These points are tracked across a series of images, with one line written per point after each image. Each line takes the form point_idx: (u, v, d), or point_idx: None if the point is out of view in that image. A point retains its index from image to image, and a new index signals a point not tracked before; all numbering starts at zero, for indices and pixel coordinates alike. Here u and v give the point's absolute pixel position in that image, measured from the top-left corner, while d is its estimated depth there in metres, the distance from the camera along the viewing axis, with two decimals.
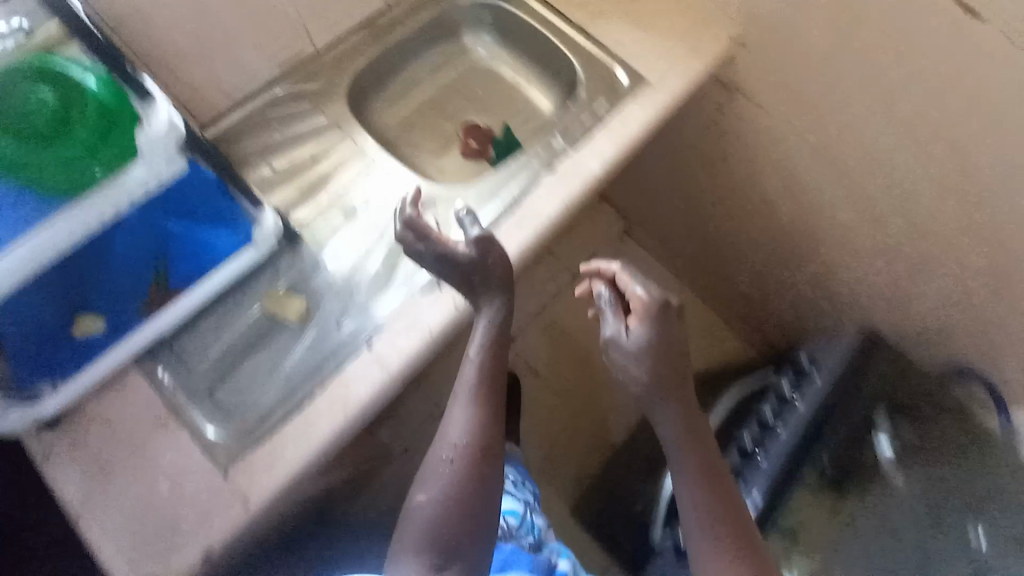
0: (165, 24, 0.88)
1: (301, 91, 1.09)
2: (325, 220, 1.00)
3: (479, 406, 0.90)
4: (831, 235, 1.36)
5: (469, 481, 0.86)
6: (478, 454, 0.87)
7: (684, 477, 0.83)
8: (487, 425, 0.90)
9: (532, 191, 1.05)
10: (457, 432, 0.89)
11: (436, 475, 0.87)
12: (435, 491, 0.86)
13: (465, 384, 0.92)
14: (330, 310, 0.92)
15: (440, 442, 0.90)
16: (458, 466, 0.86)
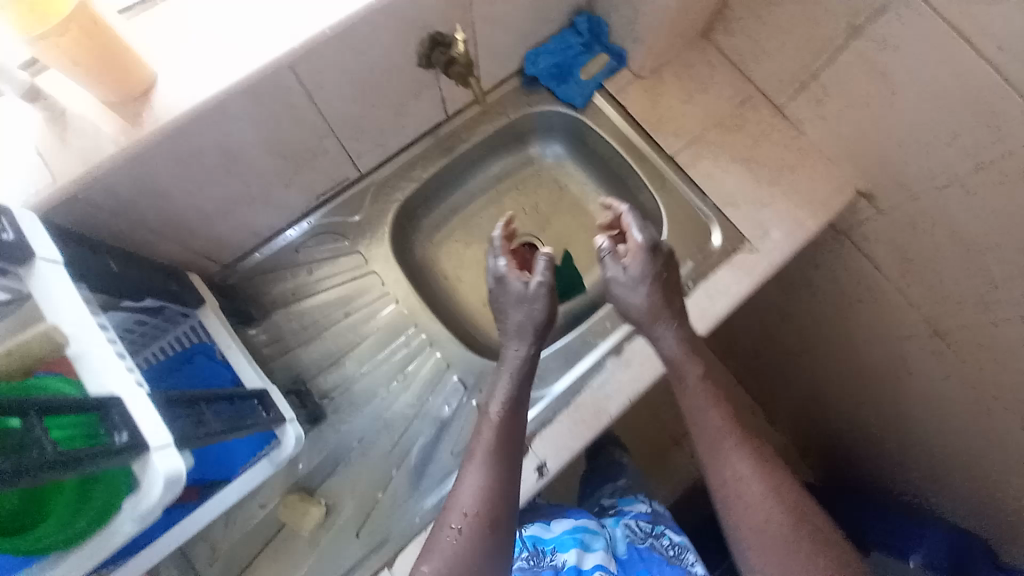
0: (185, 192, 0.70)
1: (340, 227, 0.94)
2: (353, 395, 0.89)
3: (497, 467, 0.72)
4: (930, 428, 1.13)
5: (479, 556, 0.66)
6: (488, 526, 0.68)
7: (727, 462, 0.70)
8: (506, 489, 0.71)
9: (596, 382, 0.88)
10: (468, 498, 0.70)
11: (443, 547, 0.67)
12: (439, 562, 0.66)
13: (480, 436, 0.75)
14: (351, 518, 0.81)
15: (447, 511, 0.70)
16: (468, 536, 0.67)
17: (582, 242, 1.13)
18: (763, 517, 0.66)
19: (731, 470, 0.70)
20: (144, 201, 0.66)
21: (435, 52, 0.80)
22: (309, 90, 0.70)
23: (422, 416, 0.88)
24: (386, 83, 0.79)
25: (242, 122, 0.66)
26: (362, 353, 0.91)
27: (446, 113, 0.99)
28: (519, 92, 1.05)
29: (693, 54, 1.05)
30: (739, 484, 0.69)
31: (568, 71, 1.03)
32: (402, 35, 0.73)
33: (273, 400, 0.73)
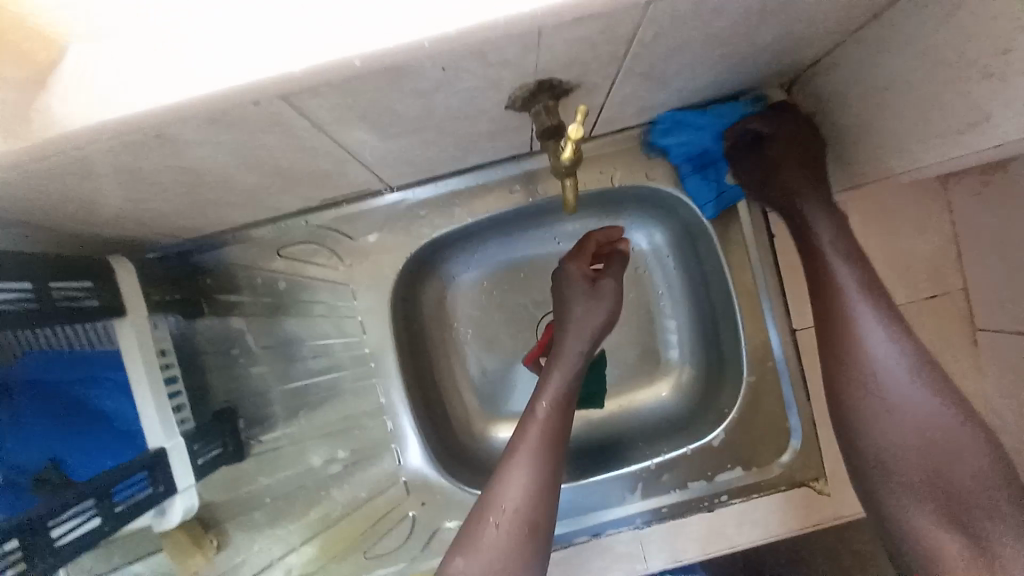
0: (115, 196, 0.49)
1: (345, 244, 0.74)
2: (289, 444, 0.74)
3: (547, 463, 0.59)
4: None
5: (524, 564, 0.54)
6: (528, 532, 0.56)
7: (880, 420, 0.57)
8: (553, 489, 0.59)
9: (559, 553, 0.75)
10: (513, 492, 0.57)
11: (485, 546, 0.54)
12: (482, 564, 0.54)
13: (529, 424, 0.62)
14: (239, 570, 0.74)
15: (486, 500, 0.58)
16: (509, 538, 0.55)
17: (629, 354, 0.86)
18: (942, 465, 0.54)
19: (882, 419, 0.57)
20: (47, 200, 0.45)
21: (540, 99, 0.50)
22: (325, 122, 0.44)
23: (351, 501, 0.75)
24: (452, 123, 0.51)
25: (203, 146, 0.42)
26: (311, 404, 0.76)
27: (530, 150, 0.69)
28: (641, 152, 0.73)
29: (916, 200, 0.71)
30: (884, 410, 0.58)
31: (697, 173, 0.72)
32: (495, 80, 0.44)
33: (172, 462, 0.60)
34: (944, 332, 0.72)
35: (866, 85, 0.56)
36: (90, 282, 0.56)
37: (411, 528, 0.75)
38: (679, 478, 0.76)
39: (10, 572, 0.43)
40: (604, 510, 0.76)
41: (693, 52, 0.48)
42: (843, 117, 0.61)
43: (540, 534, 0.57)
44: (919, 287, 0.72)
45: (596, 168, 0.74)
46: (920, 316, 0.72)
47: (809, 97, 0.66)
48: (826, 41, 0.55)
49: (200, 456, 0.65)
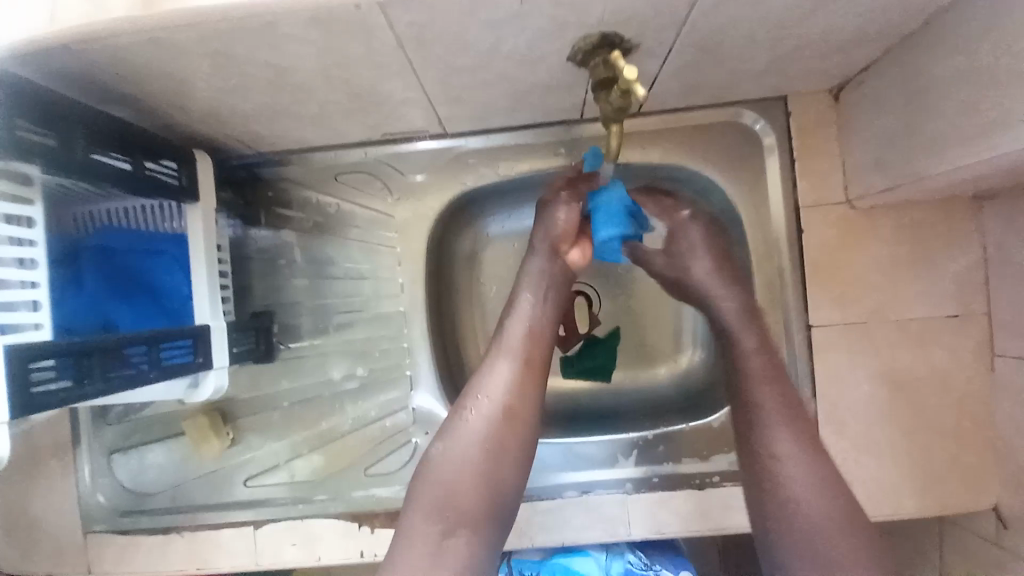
0: (208, 86, 0.54)
1: (393, 180, 0.79)
2: (314, 356, 0.82)
3: (525, 363, 0.63)
4: None
5: (501, 445, 0.60)
6: (507, 416, 0.60)
7: (771, 465, 0.63)
8: (534, 382, 0.63)
9: (544, 504, 0.77)
10: (492, 384, 0.61)
11: (463, 436, 0.59)
12: (461, 447, 0.59)
13: (510, 329, 0.65)
14: (249, 465, 0.80)
15: (466, 395, 0.62)
16: (487, 422, 0.60)
17: (644, 330, 0.89)
18: (811, 532, 0.59)
19: (778, 477, 0.62)
20: (153, 76, 0.51)
21: (600, 54, 0.54)
22: (402, 40, 0.49)
23: (360, 419, 0.81)
24: (512, 67, 0.56)
25: (295, 43, 0.47)
26: (339, 322, 0.82)
27: (579, 116, 0.73)
28: (684, 135, 0.76)
29: (944, 218, 0.69)
30: (770, 466, 0.63)
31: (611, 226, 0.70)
32: (560, 23, 0.48)
33: (212, 340, 0.66)
34: (954, 356, 0.70)
35: (908, 89, 0.58)
36: (175, 164, 0.63)
37: (411, 454, 0.79)
38: (675, 452, 0.77)
39: (58, 384, 0.48)
40: (595, 470, 0.78)
41: (749, 28, 0.51)
42: (883, 121, 0.63)
43: (521, 419, 0.61)
44: (937, 306, 0.70)
45: (640, 144, 0.77)
46: (933, 339, 0.70)
47: (855, 99, 0.68)
48: (879, 41, 0.57)
49: (235, 345, 0.72)
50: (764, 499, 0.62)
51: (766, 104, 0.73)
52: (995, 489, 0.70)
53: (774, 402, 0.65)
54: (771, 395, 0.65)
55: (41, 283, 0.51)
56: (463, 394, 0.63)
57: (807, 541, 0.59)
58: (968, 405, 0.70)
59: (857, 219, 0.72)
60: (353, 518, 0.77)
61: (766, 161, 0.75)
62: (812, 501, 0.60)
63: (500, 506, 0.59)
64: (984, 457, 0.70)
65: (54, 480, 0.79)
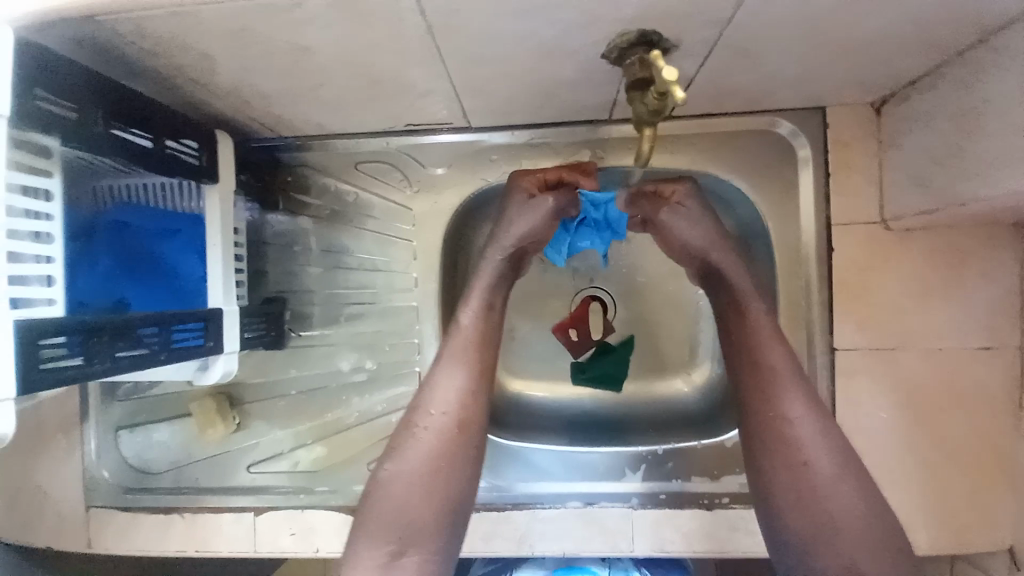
0: (232, 65, 0.53)
1: (413, 173, 0.78)
2: (323, 346, 0.81)
3: (473, 371, 0.63)
4: None
5: (453, 459, 0.60)
6: (457, 430, 0.61)
7: (781, 429, 0.60)
8: (482, 390, 0.63)
9: (547, 512, 0.75)
10: (441, 397, 0.62)
11: (414, 453, 0.59)
12: (412, 465, 0.59)
13: (458, 333, 0.65)
14: (252, 451, 0.80)
15: (415, 410, 0.62)
16: (438, 436, 0.60)
17: (659, 340, 0.86)
18: (827, 502, 0.57)
19: (790, 441, 0.60)
20: (176, 51, 0.50)
21: (636, 52, 0.51)
22: (431, 29, 0.47)
23: (365, 412, 0.80)
24: (542, 60, 0.54)
25: (322, 25, 0.46)
26: (350, 312, 0.82)
27: (607, 117, 0.71)
28: (714, 142, 0.73)
29: (982, 244, 0.66)
30: (782, 435, 0.60)
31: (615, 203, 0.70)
32: (596, 16, 0.46)
33: (224, 324, 0.65)
34: (981, 389, 0.67)
35: (957, 105, 0.55)
36: (196, 144, 0.62)
37: None
38: (683, 468, 0.76)
39: (67, 362, 0.47)
40: (601, 481, 0.77)
41: (793, 33, 0.49)
42: (928, 138, 0.60)
43: (472, 428, 0.62)
44: (970, 335, 0.67)
45: (670, 149, 0.74)
46: (962, 369, 0.67)
47: (899, 113, 0.65)
48: (929, 54, 0.54)
49: (245, 331, 0.72)
50: (777, 472, 0.59)
51: (803, 114, 0.70)
52: (1012, 528, 0.67)
53: (784, 366, 0.62)
54: (780, 357, 0.62)
55: (56, 258, 0.51)
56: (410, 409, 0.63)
57: (824, 512, 0.57)
58: (994, 441, 0.67)
59: (890, 239, 0.69)
60: (353, 511, 0.76)
61: (799, 174, 0.72)
62: (828, 467, 0.58)
63: (451, 520, 0.59)
64: (1008, 496, 0.67)
65: (59, 452, 0.79)
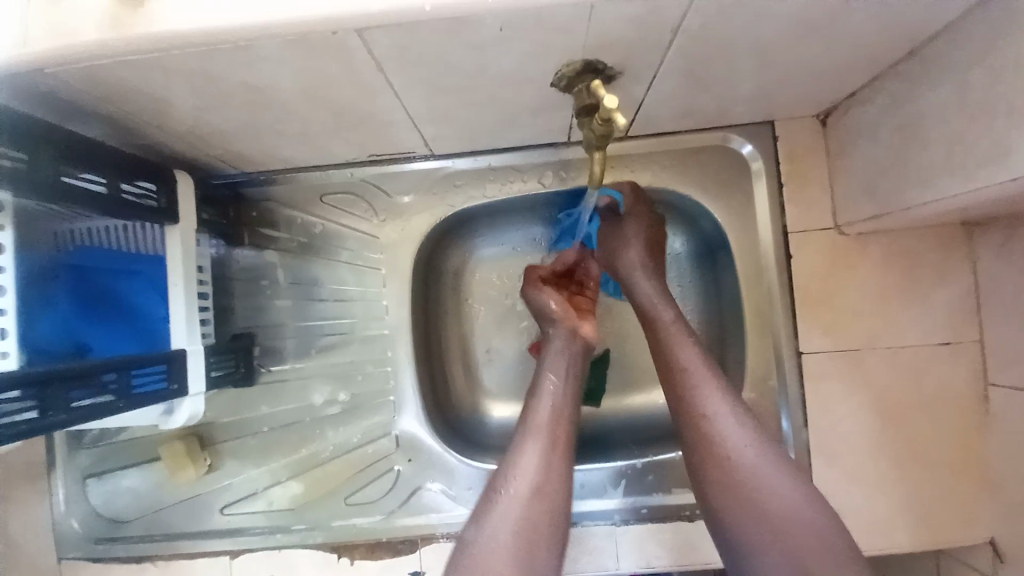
0: (190, 106, 0.54)
1: (380, 201, 0.79)
2: (297, 381, 0.80)
3: (557, 447, 0.62)
4: None
5: (536, 540, 0.56)
6: (540, 504, 0.57)
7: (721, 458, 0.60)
8: (563, 468, 0.61)
9: None
10: (527, 467, 0.59)
11: (497, 522, 0.56)
12: (494, 540, 0.55)
13: (537, 413, 0.64)
14: (226, 492, 0.78)
15: (494, 484, 0.59)
16: (522, 511, 0.57)
17: (630, 354, 0.87)
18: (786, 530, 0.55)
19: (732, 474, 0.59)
20: (135, 96, 0.51)
21: (583, 79, 0.53)
22: (384, 63, 0.48)
23: (342, 445, 0.79)
24: (498, 89, 0.55)
25: (275, 65, 0.47)
26: (323, 344, 0.81)
27: (566, 139, 0.73)
28: (672, 158, 0.76)
29: (932, 244, 0.69)
30: (728, 465, 0.59)
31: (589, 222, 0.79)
32: (545, 45, 0.47)
33: (189, 365, 0.65)
34: (946, 385, 0.69)
35: (895, 115, 0.57)
36: (152, 184, 0.62)
37: (393, 482, 0.77)
38: (664, 481, 0.75)
39: (22, 416, 0.47)
40: (583, 500, 0.76)
41: (733, 55, 0.51)
42: (872, 146, 0.62)
43: (560, 512, 0.58)
44: (929, 333, 0.69)
45: (629, 167, 0.77)
46: (925, 367, 0.69)
47: (843, 124, 0.67)
48: (865, 67, 0.57)
49: (213, 369, 0.70)
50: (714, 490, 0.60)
51: (754, 128, 0.73)
52: (990, 522, 0.68)
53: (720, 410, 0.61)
54: (705, 376, 0.64)
55: (9, 310, 0.51)
56: (493, 479, 0.60)
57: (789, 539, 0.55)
58: (962, 434, 0.68)
59: (846, 244, 0.71)
60: (332, 548, 0.75)
61: (754, 187, 0.74)
62: (780, 490, 0.57)
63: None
64: (979, 490, 0.68)
65: (28, 501, 0.76)
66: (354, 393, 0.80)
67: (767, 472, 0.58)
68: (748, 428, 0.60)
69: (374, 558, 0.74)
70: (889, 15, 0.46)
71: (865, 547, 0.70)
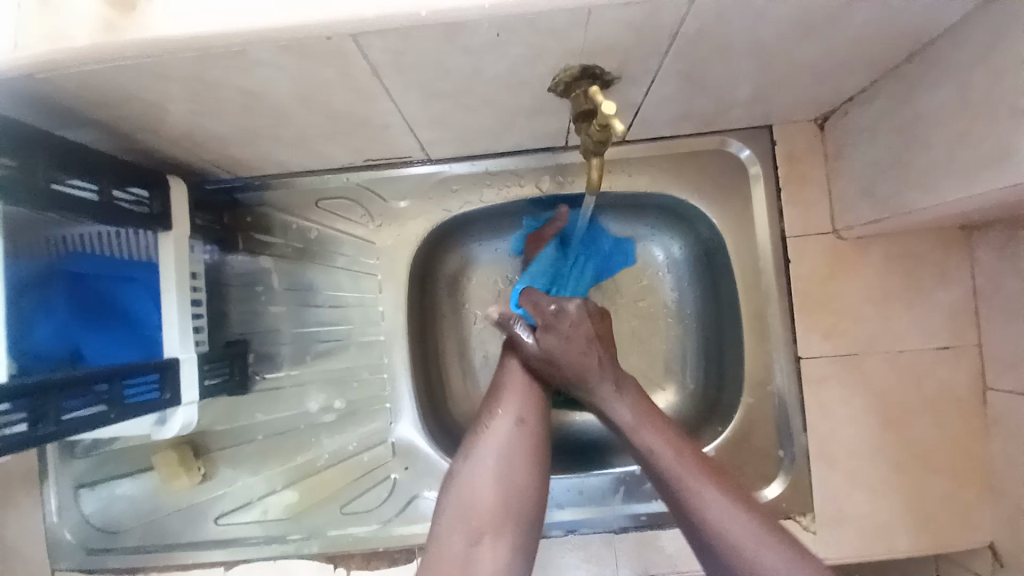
0: (183, 111, 0.53)
1: (376, 206, 0.78)
2: (292, 389, 0.79)
3: (535, 387, 0.66)
4: None
5: (518, 461, 0.60)
6: (520, 432, 0.62)
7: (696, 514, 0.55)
8: (541, 404, 0.65)
9: None
10: (508, 404, 0.64)
11: (484, 451, 0.60)
12: (481, 465, 0.59)
13: (511, 372, 0.67)
14: (221, 501, 0.77)
15: (473, 433, 0.63)
16: (504, 441, 0.61)
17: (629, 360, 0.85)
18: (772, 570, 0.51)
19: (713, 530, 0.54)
20: (126, 100, 0.50)
21: (580, 85, 0.53)
22: (380, 68, 0.48)
23: (338, 452, 0.78)
24: (494, 93, 0.55)
25: (270, 69, 0.46)
26: (319, 350, 0.80)
27: (564, 144, 0.72)
28: (670, 162, 0.75)
29: (931, 247, 0.68)
30: (697, 525, 0.55)
31: (623, 245, 0.84)
32: (541, 50, 0.47)
33: (182, 373, 0.64)
34: (945, 389, 0.68)
35: (893, 120, 0.57)
36: (144, 191, 0.61)
37: (390, 490, 0.76)
38: None
39: (13, 428, 0.46)
40: (582, 507, 0.75)
41: (731, 59, 0.51)
42: (870, 150, 0.62)
43: (540, 441, 0.62)
44: (927, 337, 0.69)
45: (627, 171, 0.76)
46: (923, 370, 0.69)
47: (842, 128, 0.67)
48: (863, 71, 0.56)
49: (206, 377, 0.69)
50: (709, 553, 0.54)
51: (753, 132, 0.73)
52: (989, 526, 0.67)
53: (633, 414, 0.63)
54: (655, 433, 0.61)
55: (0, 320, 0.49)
56: (477, 420, 0.64)
57: None
58: (962, 438, 0.68)
59: (844, 247, 0.71)
60: (329, 558, 0.74)
61: (753, 190, 0.74)
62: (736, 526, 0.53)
63: (526, 520, 0.57)
64: (978, 492, 0.68)
65: (20, 510, 0.75)
66: (351, 400, 0.79)
67: (728, 516, 0.54)
68: (700, 471, 0.58)
69: (370, 568, 0.73)
70: (889, 20, 0.46)
71: (820, 554, 0.70)
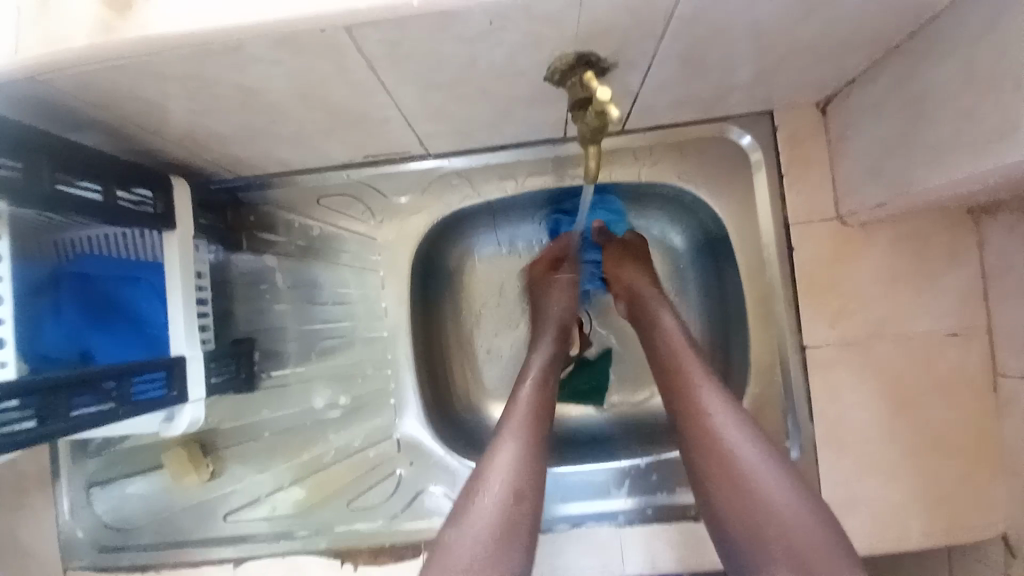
0: (183, 110, 0.54)
1: (376, 202, 0.78)
2: (297, 386, 0.80)
3: (533, 441, 0.61)
4: None
5: (514, 535, 0.55)
6: (517, 501, 0.57)
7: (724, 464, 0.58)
8: (539, 466, 0.60)
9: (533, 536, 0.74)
10: (501, 467, 0.59)
11: (476, 520, 0.55)
12: (470, 538, 0.54)
13: (517, 408, 0.64)
14: (230, 498, 0.77)
15: (474, 481, 0.59)
16: (498, 511, 0.56)
17: (634, 353, 0.87)
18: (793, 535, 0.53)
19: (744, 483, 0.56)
20: (127, 100, 0.50)
21: (577, 72, 0.53)
22: (376, 62, 0.48)
23: (345, 448, 0.79)
24: (490, 83, 0.55)
25: (268, 66, 0.47)
26: (324, 347, 0.81)
27: (562, 135, 0.72)
28: (670, 150, 0.75)
29: (937, 230, 0.67)
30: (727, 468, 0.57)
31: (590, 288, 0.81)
32: (536, 37, 0.47)
33: (189, 372, 0.64)
34: (954, 375, 0.67)
35: (895, 99, 0.57)
36: (150, 192, 0.61)
37: (396, 485, 0.76)
38: (669, 480, 0.74)
39: (21, 425, 0.47)
40: (588, 499, 0.75)
41: (727, 42, 0.50)
42: (873, 132, 0.61)
43: (537, 504, 0.58)
44: (935, 321, 0.68)
45: (625, 161, 0.76)
46: (932, 356, 0.68)
47: (843, 112, 0.66)
48: (862, 52, 0.56)
49: (213, 375, 0.70)
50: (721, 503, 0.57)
51: (754, 118, 0.72)
52: (1002, 511, 0.66)
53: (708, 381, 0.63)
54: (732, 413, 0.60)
55: (7, 319, 0.50)
56: (474, 477, 0.59)
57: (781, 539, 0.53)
58: (973, 424, 0.67)
59: (848, 232, 0.70)
60: (337, 553, 0.74)
61: (754, 177, 0.73)
62: (801, 512, 0.54)
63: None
64: (990, 478, 0.67)
65: (33, 510, 0.76)
66: (358, 396, 0.80)
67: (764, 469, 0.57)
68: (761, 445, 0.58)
69: (378, 564, 0.73)
70: None
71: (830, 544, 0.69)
